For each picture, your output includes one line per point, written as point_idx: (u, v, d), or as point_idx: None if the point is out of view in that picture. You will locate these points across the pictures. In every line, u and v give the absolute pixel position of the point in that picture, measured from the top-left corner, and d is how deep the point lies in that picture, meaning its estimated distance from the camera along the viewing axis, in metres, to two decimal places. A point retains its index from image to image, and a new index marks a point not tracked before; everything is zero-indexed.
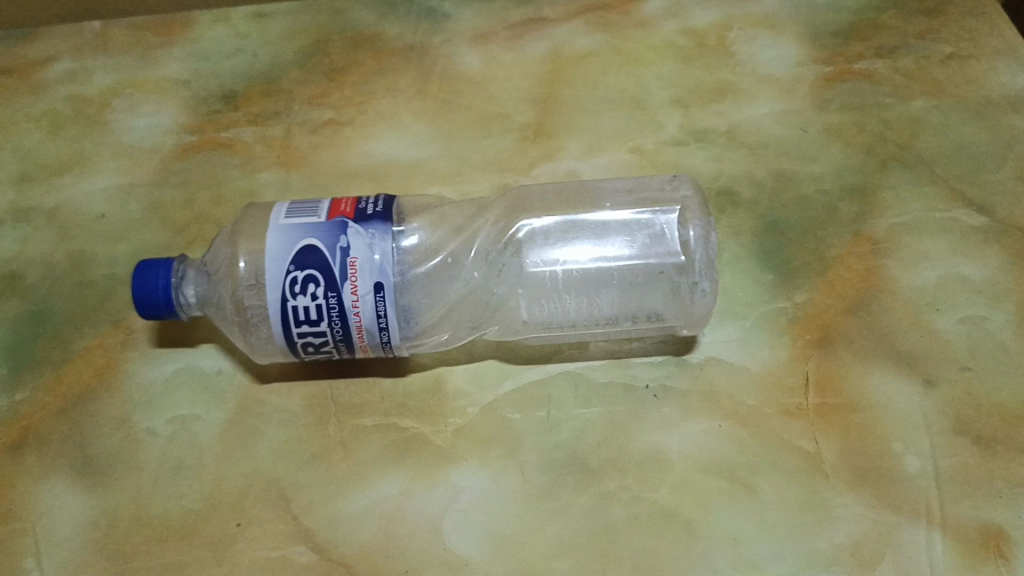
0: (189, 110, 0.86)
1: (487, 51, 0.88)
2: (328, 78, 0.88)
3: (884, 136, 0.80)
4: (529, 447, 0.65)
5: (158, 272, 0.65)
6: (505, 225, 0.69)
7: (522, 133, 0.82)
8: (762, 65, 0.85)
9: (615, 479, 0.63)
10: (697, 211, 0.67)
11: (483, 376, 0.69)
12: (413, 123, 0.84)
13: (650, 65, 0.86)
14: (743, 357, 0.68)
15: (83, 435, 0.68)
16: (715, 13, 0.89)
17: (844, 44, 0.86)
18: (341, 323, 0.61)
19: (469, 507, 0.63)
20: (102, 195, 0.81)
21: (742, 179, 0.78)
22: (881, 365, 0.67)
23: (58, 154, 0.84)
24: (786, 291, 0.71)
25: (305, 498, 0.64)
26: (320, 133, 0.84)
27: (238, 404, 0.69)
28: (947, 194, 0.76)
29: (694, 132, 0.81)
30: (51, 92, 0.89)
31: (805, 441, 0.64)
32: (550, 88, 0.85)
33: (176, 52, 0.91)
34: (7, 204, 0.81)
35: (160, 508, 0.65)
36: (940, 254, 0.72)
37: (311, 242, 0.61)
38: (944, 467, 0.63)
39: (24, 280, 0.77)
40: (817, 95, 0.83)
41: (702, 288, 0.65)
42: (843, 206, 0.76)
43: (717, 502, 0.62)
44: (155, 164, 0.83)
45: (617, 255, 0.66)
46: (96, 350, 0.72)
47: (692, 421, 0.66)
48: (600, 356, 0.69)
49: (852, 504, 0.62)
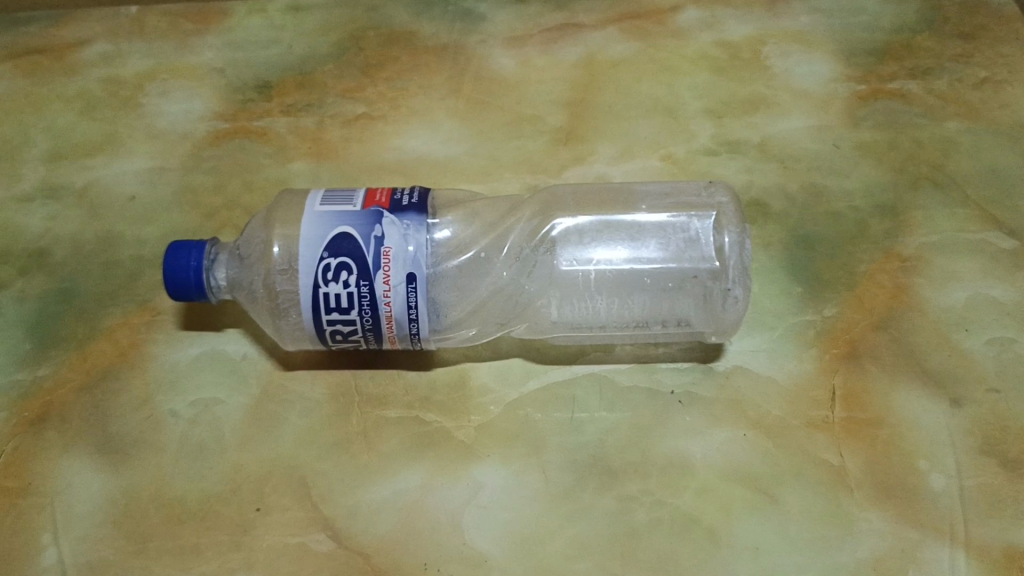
0: (223, 98, 0.87)
1: (522, 53, 0.89)
2: (362, 72, 0.88)
3: (916, 156, 0.80)
4: (552, 447, 0.65)
5: (191, 253, 0.65)
6: (539, 222, 0.69)
7: (554, 136, 0.83)
8: (796, 80, 0.85)
9: (637, 483, 0.63)
10: (733, 218, 0.67)
11: (508, 373, 0.69)
12: (445, 121, 0.84)
13: (684, 75, 0.86)
14: (771, 367, 0.68)
15: (106, 414, 0.68)
16: (750, 28, 0.90)
17: (878, 63, 0.86)
18: (372, 313, 0.61)
19: (490, 503, 0.63)
20: (133, 177, 0.81)
21: (773, 191, 0.78)
22: (908, 383, 0.67)
23: (89, 135, 0.85)
24: (815, 304, 0.71)
25: (325, 486, 0.64)
26: (353, 126, 0.84)
27: (263, 390, 0.69)
28: (979, 216, 0.76)
29: (725, 142, 0.81)
30: (87, 74, 0.89)
31: (830, 454, 0.64)
32: (582, 93, 0.86)
33: (211, 40, 0.91)
34: (37, 181, 0.82)
35: (180, 490, 0.64)
36: (969, 275, 0.72)
37: (346, 230, 0.61)
38: (969, 487, 0.63)
39: (52, 257, 0.77)
40: (851, 113, 0.83)
41: (734, 295, 0.65)
42: (874, 222, 0.76)
43: (740, 510, 0.62)
44: (186, 149, 0.83)
45: (650, 258, 0.66)
46: (121, 329, 0.72)
47: (717, 429, 0.65)
48: (626, 360, 0.69)
49: (875, 519, 0.61)
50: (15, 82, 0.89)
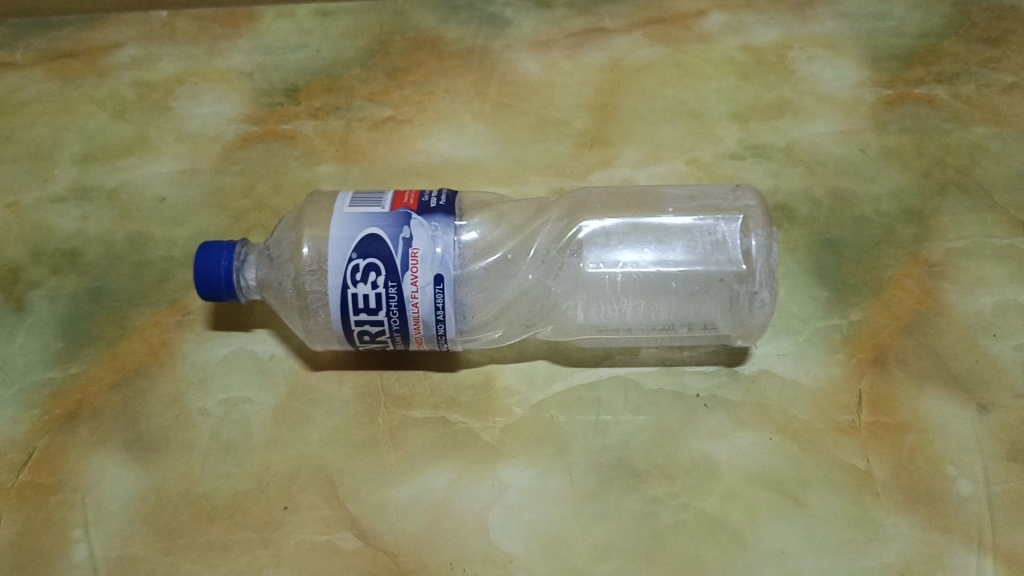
0: (252, 101, 0.88)
1: (548, 57, 0.89)
2: (389, 76, 0.89)
3: (943, 161, 0.79)
4: (577, 449, 0.65)
5: (222, 253, 0.66)
6: (565, 225, 0.69)
7: (579, 139, 0.83)
8: (822, 84, 0.85)
9: (663, 485, 0.63)
10: (760, 221, 0.67)
11: (534, 375, 0.69)
12: (471, 124, 0.85)
13: (710, 79, 0.87)
14: (797, 372, 0.68)
15: (136, 412, 0.69)
16: (776, 32, 0.90)
17: (905, 68, 0.86)
18: (399, 313, 0.62)
19: (515, 503, 0.63)
20: (163, 179, 0.83)
21: (799, 195, 0.78)
22: (935, 388, 0.67)
23: (121, 137, 0.86)
24: (842, 308, 0.71)
25: (352, 485, 0.64)
26: (380, 129, 0.85)
27: (290, 389, 0.69)
28: (1007, 221, 0.75)
29: (751, 146, 0.81)
30: (119, 77, 0.90)
31: (857, 459, 0.64)
32: (608, 97, 0.86)
33: (241, 44, 0.92)
34: (69, 182, 0.83)
35: (209, 487, 0.65)
36: (997, 280, 0.72)
37: (375, 231, 0.62)
38: (997, 493, 0.62)
39: (83, 257, 0.78)
40: (877, 118, 0.83)
41: (761, 298, 0.65)
42: (901, 227, 0.75)
43: (766, 514, 0.62)
44: (215, 151, 0.84)
45: (676, 261, 0.66)
46: (151, 328, 0.73)
47: (743, 432, 0.65)
48: (652, 363, 0.69)
49: (902, 524, 0.61)
50: (47, 85, 0.90)
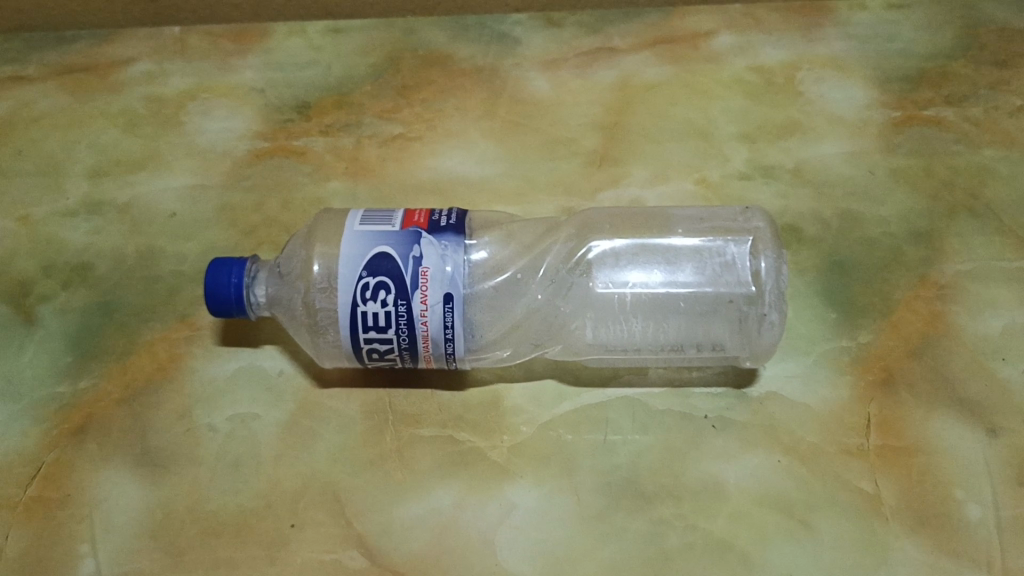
0: (262, 117, 0.88)
1: (557, 76, 0.90)
2: (399, 94, 0.89)
3: (952, 184, 0.79)
4: (584, 468, 0.65)
5: (232, 269, 0.66)
6: (575, 245, 0.70)
7: (588, 158, 0.83)
8: (831, 106, 0.85)
9: (670, 507, 0.63)
10: (769, 243, 0.68)
11: (541, 395, 0.69)
12: (480, 142, 0.85)
13: (718, 99, 0.87)
14: (805, 393, 0.68)
15: (144, 427, 0.69)
16: (785, 53, 0.90)
17: (913, 90, 0.86)
18: (408, 331, 0.62)
19: (522, 523, 0.63)
20: (174, 194, 0.83)
21: (808, 216, 0.78)
22: (944, 412, 0.67)
23: (132, 152, 0.86)
24: (850, 330, 0.71)
25: (359, 503, 0.64)
26: (390, 146, 0.85)
27: (298, 406, 0.69)
28: (1015, 244, 0.75)
29: (759, 167, 0.81)
30: (131, 92, 0.91)
31: (865, 482, 0.64)
32: (617, 116, 0.86)
33: (252, 60, 0.93)
34: (81, 196, 0.83)
35: (216, 504, 0.65)
36: (1006, 303, 0.72)
37: (385, 249, 0.62)
38: (1006, 518, 0.62)
39: (94, 271, 0.78)
40: (885, 139, 0.83)
41: (770, 320, 0.65)
42: (909, 249, 0.75)
43: (774, 536, 0.62)
44: (226, 167, 0.85)
45: (685, 282, 0.67)
46: (160, 343, 0.73)
47: (751, 454, 0.65)
48: (659, 384, 0.69)
49: (911, 548, 0.61)
50: (59, 99, 0.91)
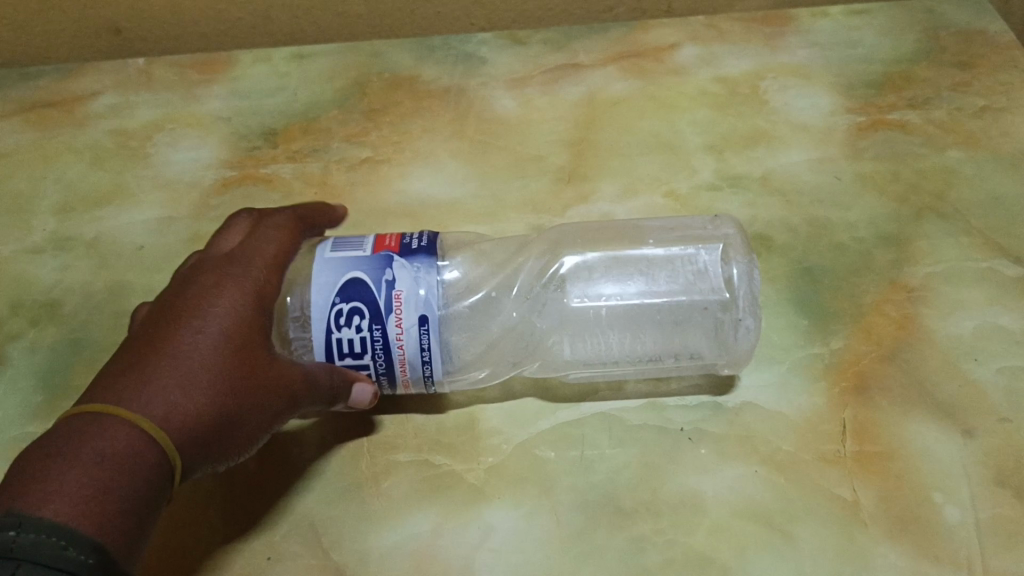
0: (229, 146, 0.88)
1: (524, 94, 0.90)
2: (367, 117, 0.89)
3: (918, 187, 0.80)
4: (563, 487, 0.65)
5: None
6: (547, 261, 0.69)
7: (558, 174, 0.83)
8: (796, 113, 0.86)
9: (650, 522, 0.62)
10: (739, 250, 0.68)
11: (518, 414, 0.69)
12: (449, 162, 0.85)
13: (684, 111, 0.87)
14: (780, 402, 0.68)
15: None
16: (748, 63, 0.91)
17: (877, 95, 0.87)
18: (385, 356, 0.61)
19: (501, 547, 0.62)
20: (142, 227, 0.82)
21: (777, 224, 0.78)
22: (919, 415, 0.67)
23: (99, 187, 0.86)
24: (822, 336, 0.71)
25: (336, 532, 0.64)
26: (358, 170, 0.85)
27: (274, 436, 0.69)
28: (984, 245, 0.76)
29: (727, 177, 0.82)
30: (97, 126, 0.91)
31: (843, 488, 0.63)
32: (585, 131, 0.87)
33: (218, 90, 0.93)
34: (48, 233, 0.83)
35: (194, 539, 0.63)
36: (976, 303, 0.72)
37: (356, 275, 0.62)
38: (985, 519, 0.62)
39: (62, 308, 0.77)
40: (851, 145, 0.83)
41: (746, 325, 0.65)
42: (879, 252, 0.76)
43: (755, 549, 0.61)
44: (194, 197, 0.84)
45: (659, 291, 0.66)
46: None
47: (728, 465, 0.65)
48: (638, 398, 0.69)
49: (892, 554, 0.60)
50: (24, 135, 0.90)
